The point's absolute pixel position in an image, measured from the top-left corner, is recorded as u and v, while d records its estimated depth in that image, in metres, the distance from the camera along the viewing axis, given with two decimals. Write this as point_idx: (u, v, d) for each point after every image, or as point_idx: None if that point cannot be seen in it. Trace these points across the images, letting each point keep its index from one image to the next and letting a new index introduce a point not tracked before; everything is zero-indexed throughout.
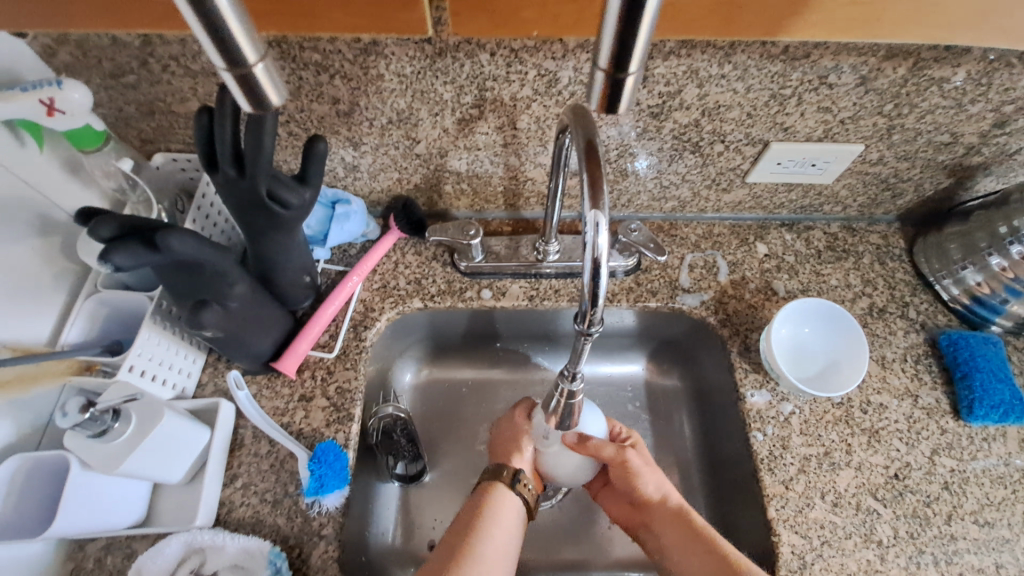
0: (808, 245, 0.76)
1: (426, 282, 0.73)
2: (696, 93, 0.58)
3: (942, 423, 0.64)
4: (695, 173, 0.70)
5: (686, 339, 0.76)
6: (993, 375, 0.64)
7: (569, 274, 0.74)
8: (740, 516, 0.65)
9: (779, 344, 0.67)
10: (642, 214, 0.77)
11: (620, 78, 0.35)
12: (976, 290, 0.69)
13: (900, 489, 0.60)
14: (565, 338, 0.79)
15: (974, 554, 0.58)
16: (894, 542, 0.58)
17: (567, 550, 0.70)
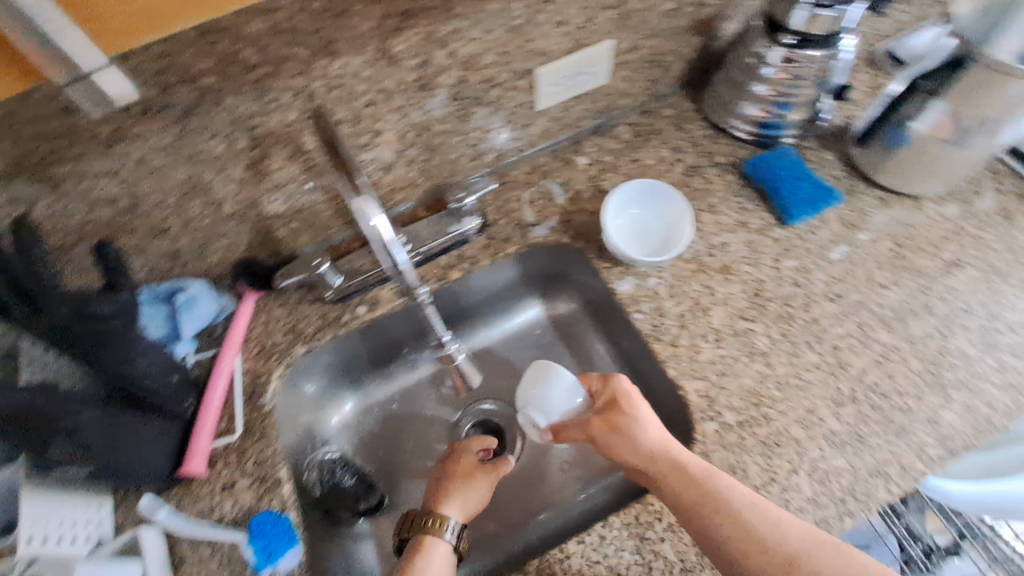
0: (618, 141, 0.84)
1: (302, 325, 0.73)
2: (446, 54, 0.62)
3: (775, 234, 0.74)
4: (493, 121, 0.74)
5: (560, 266, 0.81)
6: (793, 178, 0.75)
7: (429, 258, 0.76)
8: (658, 390, 0.71)
9: (623, 232, 0.74)
10: (476, 174, 0.81)
11: (93, 73, 0.49)
12: (758, 118, 0.79)
13: (762, 303, 0.69)
14: (460, 315, 0.82)
15: (837, 325, 0.67)
16: (773, 346, 0.66)
17: (538, 493, 0.75)
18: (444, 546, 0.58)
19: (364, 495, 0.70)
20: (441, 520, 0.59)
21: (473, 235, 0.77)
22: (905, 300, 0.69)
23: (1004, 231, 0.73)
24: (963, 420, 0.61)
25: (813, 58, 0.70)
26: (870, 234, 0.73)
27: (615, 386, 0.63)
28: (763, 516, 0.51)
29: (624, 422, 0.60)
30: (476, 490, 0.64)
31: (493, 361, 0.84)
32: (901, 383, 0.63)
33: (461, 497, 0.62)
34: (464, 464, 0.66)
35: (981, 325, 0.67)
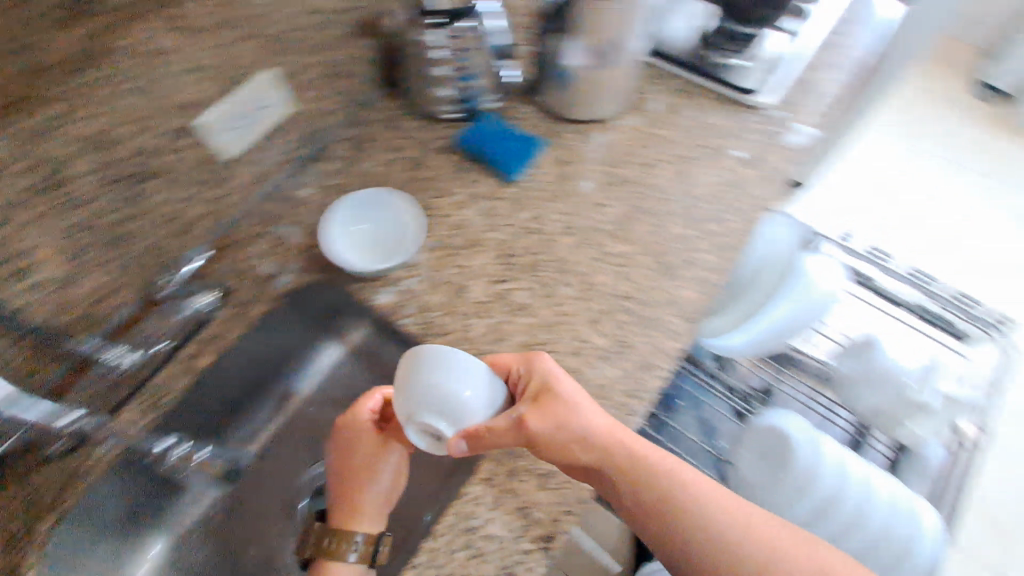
0: (336, 160, 0.82)
1: (33, 501, 0.59)
2: (57, 143, 0.53)
3: (504, 194, 0.78)
4: (183, 190, 0.67)
5: (328, 300, 0.73)
6: (495, 138, 0.80)
7: (166, 357, 0.68)
8: None
9: (356, 252, 0.72)
10: (199, 245, 0.71)
11: None
12: (454, 96, 0.82)
13: (512, 260, 0.72)
14: (241, 398, 0.74)
15: (578, 253, 0.73)
16: (532, 295, 0.70)
17: None
18: (351, 564, 0.55)
19: None
20: (345, 537, 0.55)
21: (215, 311, 0.71)
22: (624, 209, 0.76)
23: (679, 121, 0.84)
24: (695, 290, 0.70)
25: (469, 30, 0.74)
26: (581, 163, 0.80)
27: (541, 370, 0.56)
28: (723, 516, 0.51)
29: (562, 416, 0.54)
30: (378, 483, 0.57)
31: (292, 442, 0.75)
32: (642, 281, 0.70)
33: (361, 497, 0.57)
34: (358, 459, 0.58)
35: (685, 205, 0.76)
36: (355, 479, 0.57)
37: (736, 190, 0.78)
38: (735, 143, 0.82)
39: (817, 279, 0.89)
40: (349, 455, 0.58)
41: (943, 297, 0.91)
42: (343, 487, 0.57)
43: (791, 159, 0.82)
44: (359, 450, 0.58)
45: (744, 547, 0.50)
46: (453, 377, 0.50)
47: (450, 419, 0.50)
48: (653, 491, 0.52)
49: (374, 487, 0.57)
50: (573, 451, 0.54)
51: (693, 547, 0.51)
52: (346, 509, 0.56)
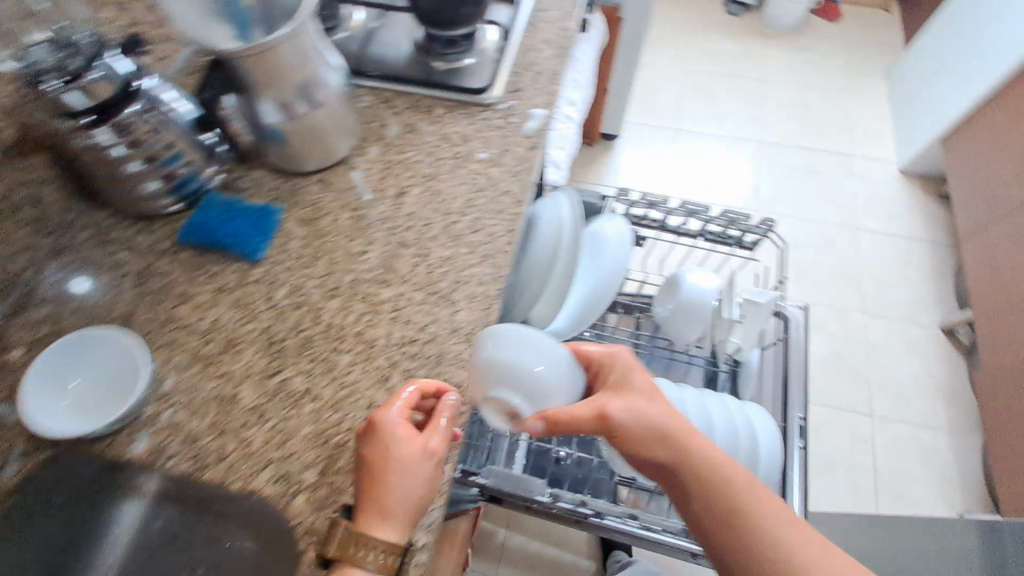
0: (47, 304, 0.70)
1: None
2: None
3: (254, 278, 0.70)
4: None
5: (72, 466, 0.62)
6: (225, 223, 0.72)
7: None
8: None
9: (87, 408, 0.62)
10: None
11: None
12: (168, 183, 0.72)
13: (279, 348, 0.66)
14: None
15: (348, 315, 0.68)
16: (309, 379, 0.64)
17: None
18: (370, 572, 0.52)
19: None
20: (366, 542, 0.52)
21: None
22: (385, 250, 0.72)
23: (420, 141, 0.80)
24: (473, 310, 0.67)
25: (139, 112, 0.64)
26: (330, 215, 0.75)
27: (631, 376, 0.71)
28: (784, 516, 0.62)
29: (641, 407, 0.67)
30: (410, 483, 0.55)
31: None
32: (420, 320, 0.67)
33: (388, 506, 0.53)
34: (392, 457, 0.55)
35: (444, 225, 0.73)
36: (400, 475, 0.55)
37: (491, 193, 0.75)
38: (479, 146, 0.79)
39: (605, 244, 0.94)
40: (383, 459, 0.54)
41: (713, 217, 0.98)
42: (373, 486, 0.54)
43: (536, 146, 0.79)
44: (392, 446, 0.55)
45: (787, 536, 0.61)
46: (511, 353, 0.64)
47: (525, 401, 0.67)
48: (709, 482, 0.64)
49: (412, 485, 0.55)
50: (643, 442, 0.67)
51: (750, 535, 0.61)
52: (374, 509, 0.53)
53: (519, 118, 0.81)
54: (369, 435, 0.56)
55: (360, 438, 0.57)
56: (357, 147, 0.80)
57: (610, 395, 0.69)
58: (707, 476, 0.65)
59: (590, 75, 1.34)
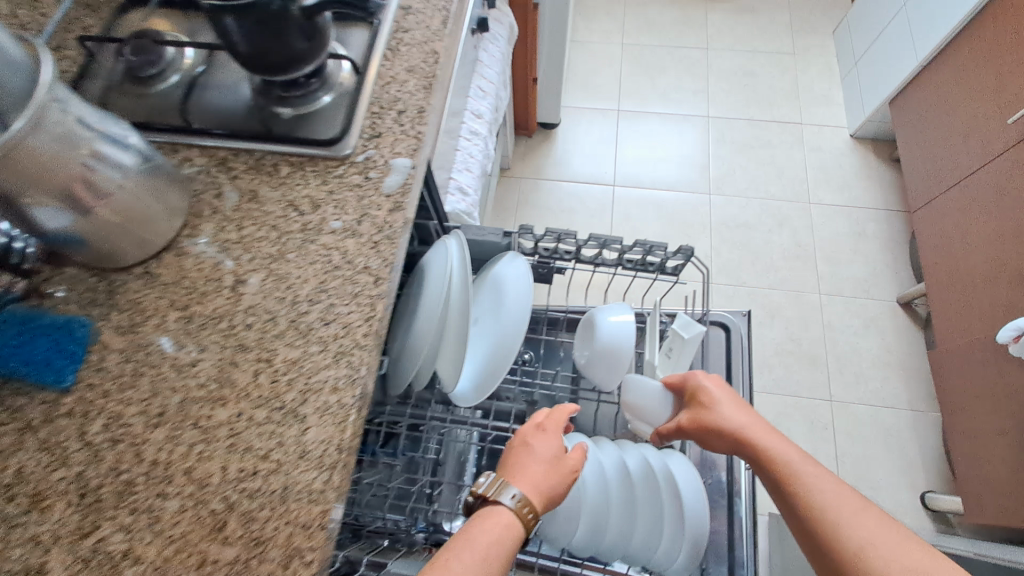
0: None
1: None
2: None
3: (64, 409, 0.59)
4: None
5: None
6: (17, 348, 0.59)
7: None
8: None
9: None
10: None
11: None
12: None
13: (96, 498, 0.56)
14: None
15: (178, 447, 0.57)
16: (133, 535, 0.54)
17: None
18: (510, 511, 0.66)
19: None
20: (511, 492, 0.67)
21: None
22: (220, 357, 0.60)
23: (262, 212, 0.67)
24: (325, 426, 0.57)
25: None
26: (154, 319, 0.63)
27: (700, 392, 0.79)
28: (839, 488, 0.67)
29: (773, 434, 0.74)
30: (553, 480, 0.71)
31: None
32: (262, 445, 0.57)
33: (536, 478, 0.71)
34: (547, 450, 0.74)
35: (291, 318, 0.62)
36: (544, 451, 0.74)
37: (346, 272, 0.64)
38: (331, 212, 0.67)
39: (507, 290, 0.85)
40: (528, 449, 0.75)
41: (627, 247, 0.88)
42: (522, 461, 0.73)
43: (399, 207, 0.68)
44: (543, 446, 0.75)
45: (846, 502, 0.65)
46: (633, 394, 0.86)
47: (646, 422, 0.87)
48: (847, 500, 0.65)
49: (563, 478, 0.73)
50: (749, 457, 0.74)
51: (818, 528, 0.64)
52: (517, 475, 0.71)
53: (379, 171, 0.69)
54: (534, 432, 0.77)
55: (525, 430, 0.78)
56: (187, 228, 0.67)
57: (701, 413, 0.78)
58: (831, 482, 0.68)
59: (492, 77, 1.20)
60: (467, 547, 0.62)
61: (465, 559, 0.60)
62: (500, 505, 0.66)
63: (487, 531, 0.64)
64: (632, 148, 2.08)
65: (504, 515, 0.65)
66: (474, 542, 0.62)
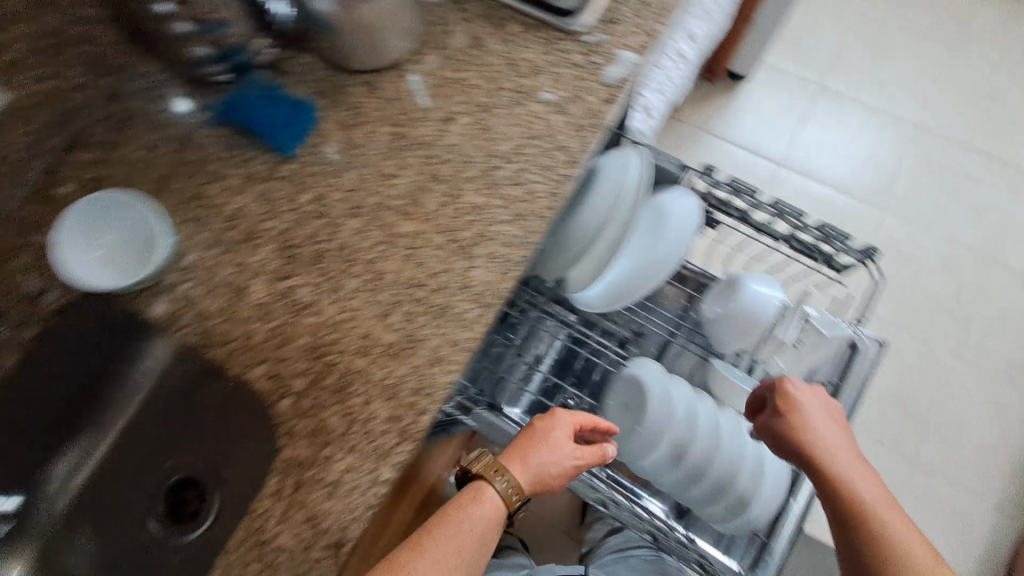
0: (94, 146, 0.71)
1: None
2: None
3: (281, 175, 0.68)
4: None
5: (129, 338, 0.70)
6: (261, 108, 0.68)
7: None
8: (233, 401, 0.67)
9: (113, 264, 0.64)
10: None
11: None
12: (215, 50, 0.68)
13: (293, 254, 0.66)
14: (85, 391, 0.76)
15: (364, 239, 0.65)
16: (316, 294, 0.64)
17: None
18: (498, 496, 0.69)
19: None
20: (502, 473, 0.70)
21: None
22: (415, 180, 0.66)
23: (481, 60, 0.69)
24: (490, 272, 0.63)
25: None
26: (366, 126, 0.69)
27: (789, 396, 0.76)
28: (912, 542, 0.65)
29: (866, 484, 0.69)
30: (550, 463, 0.73)
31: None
32: (432, 265, 0.64)
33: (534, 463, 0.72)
34: (547, 435, 0.75)
35: (484, 169, 0.66)
36: (556, 437, 0.75)
37: (544, 144, 0.66)
38: (546, 83, 0.68)
39: (665, 220, 0.83)
40: (534, 432, 0.76)
41: (806, 225, 0.83)
42: (526, 442, 0.74)
43: (612, 99, 0.67)
44: (553, 429, 0.75)
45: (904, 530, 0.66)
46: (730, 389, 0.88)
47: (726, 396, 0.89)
48: None
49: (564, 463, 0.74)
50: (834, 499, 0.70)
51: None
52: (518, 455, 0.73)
53: (603, 58, 0.68)
54: (545, 415, 0.77)
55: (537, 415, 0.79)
56: (408, 54, 0.70)
57: (797, 427, 0.74)
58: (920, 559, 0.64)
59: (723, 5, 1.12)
60: (448, 530, 0.64)
61: (439, 548, 0.62)
62: (488, 486, 0.69)
63: (456, 538, 0.64)
64: (821, 131, 1.85)
65: (490, 499, 0.68)
66: (446, 540, 0.63)
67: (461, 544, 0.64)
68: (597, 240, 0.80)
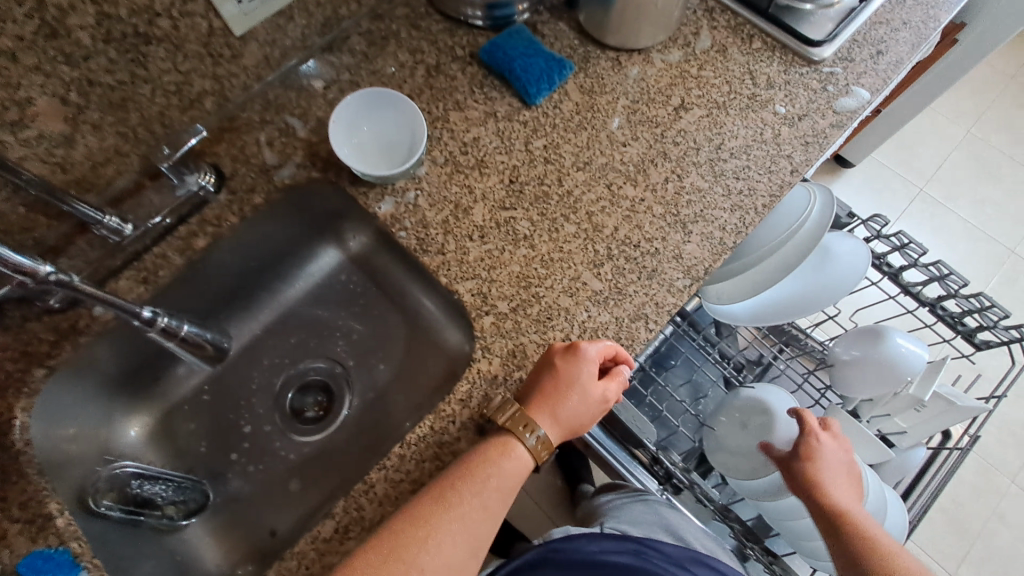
0: (353, 54, 0.78)
1: (63, 328, 0.68)
2: (92, 10, 0.56)
3: (520, 118, 0.73)
4: (195, 65, 0.67)
5: (348, 212, 0.76)
6: (523, 56, 0.73)
7: (195, 211, 0.72)
8: (431, 296, 0.76)
9: (360, 159, 0.70)
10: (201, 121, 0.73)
11: None
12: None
13: (519, 189, 0.70)
14: (279, 262, 0.82)
15: (588, 192, 0.69)
16: (533, 229, 0.68)
17: (383, 409, 0.81)
18: (527, 451, 0.57)
19: (183, 500, 0.72)
20: (533, 429, 0.57)
21: (179, 218, 0.71)
22: (645, 152, 0.71)
23: (723, 65, 0.75)
24: (703, 249, 0.67)
25: None
26: (607, 95, 0.74)
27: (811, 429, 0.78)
28: None
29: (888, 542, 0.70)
30: (584, 415, 0.59)
31: (263, 349, 0.84)
32: (650, 231, 0.68)
33: (563, 414, 0.58)
34: (577, 382, 0.58)
35: (711, 158, 0.71)
36: (574, 380, 0.58)
37: (770, 150, 0.71)
38: (779, 98, 0.73)
39: (828, 257, 0.88)
40: (560, 376, 0.58)
41: (963, 294, 0.87)
42: (555, 393, 0.58)
43: (839, 125, 0.72)
44: (584, 373, 0.58)
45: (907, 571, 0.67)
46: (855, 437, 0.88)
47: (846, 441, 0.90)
48: None
49: (589, 410, 0.60)
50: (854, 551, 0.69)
51: None
52: (547, 408, 0.58)
53: (837, 88, 0.73)
54: (566, 354, 0.59)
55: (556, 350, 0.60)
56: (659, 45, 0.76)
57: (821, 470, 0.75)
58: None
59: None
60: (471, 487, 0.54)
61: (466, 504, 0.53)
62: (516, 442, 0.57)
63: (482, 491, 0.54)
64: (919, 228, 1.87)
65: (519, 455, 0.57)
66: (472, 491, 0.54)
67: (486, 499, 0.54)
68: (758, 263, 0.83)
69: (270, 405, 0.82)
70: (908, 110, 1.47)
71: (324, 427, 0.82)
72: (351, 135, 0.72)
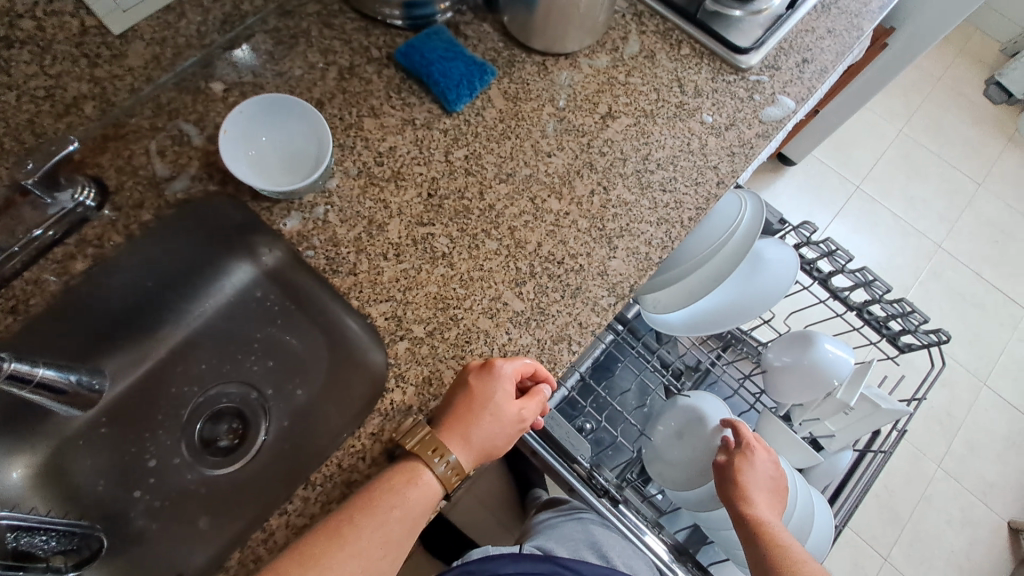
0: (257, 53, 0.71)
1: None
2: None
3: (440, 126, 0.69)
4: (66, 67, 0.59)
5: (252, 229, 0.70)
6: (442, 59, 0.68)
7: (74, 230, 0.64)
8: (345, 317, 0.70)
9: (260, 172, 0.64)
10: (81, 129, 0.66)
11: None
12: None
13: (437, 203, 0.66)
14: (182, 283, 0.75)
15: (510, 206, 0.66)
16: (452, 246, 0.64)
17: (299, 438, 0.75)
18: (437, 480, 0.54)
19: (67, 552, 0.63)
20: (442, 454, 0.53)
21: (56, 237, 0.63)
22: (571, 163, 0.68)
23: (652, 71, 0.73)
24: (628, 265, 0.65)
25: None
26: (533, 102, 0.70)
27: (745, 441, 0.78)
28: None
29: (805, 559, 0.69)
30: (500, 437, 0.56)
31: (166, 376, 0.77)
32: (574, 247, 0.65)
33: (476, 438, 0.55)
34: (490, 403, 0.55)
35: (637, 169, 0.68)
36: (487, 401, 0.55)
37: (698, 161, 0.69)
38: (707, 107, 0.72)
39: (761, 266, 0.88)
40: (472, 395, 0.55)
41: (886, 299, 0.89)
42: (469, 414, 0.54)
43: (766, 136, 0.71)
44: (498, 392, 0.55)
45: None
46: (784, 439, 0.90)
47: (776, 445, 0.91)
48: None
49: (504, 432, 0.56)
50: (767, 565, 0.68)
51: None
52: (459, 431, 0.54)
53: (763, 98, 0.72)
54: (480, 372, 0.56)
55: (470, 367, 0.57)
56: (586, 49, 0.73)
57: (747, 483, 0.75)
58: None
59: None
60: (371, 522, 0.50)
61: (365, 539, 0.49)
62: (425, 470, 0.53)
63: (382, 526, 0.50)
64: (855, 224, 1.94)
65: (427, 483, 0.53)
66: (371, 527, 0.50)
67: (387, 534, 0.50)
68: (684, 277, 0.82)
69: (177, 436, 0.76)
70: (845, 110, 1.51)
71: (237, 458, 0.76)
72: (250, 145, 0.66)
